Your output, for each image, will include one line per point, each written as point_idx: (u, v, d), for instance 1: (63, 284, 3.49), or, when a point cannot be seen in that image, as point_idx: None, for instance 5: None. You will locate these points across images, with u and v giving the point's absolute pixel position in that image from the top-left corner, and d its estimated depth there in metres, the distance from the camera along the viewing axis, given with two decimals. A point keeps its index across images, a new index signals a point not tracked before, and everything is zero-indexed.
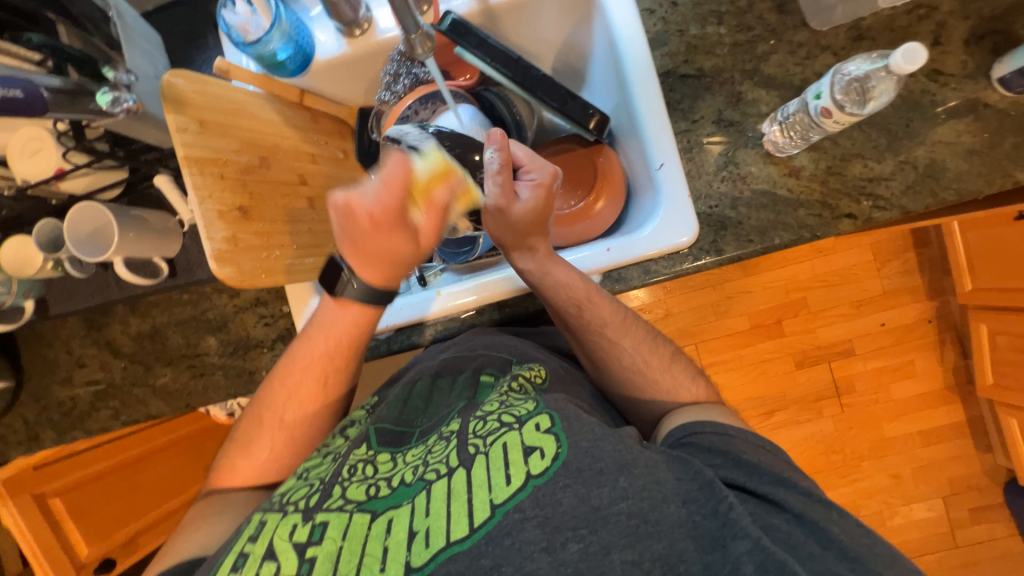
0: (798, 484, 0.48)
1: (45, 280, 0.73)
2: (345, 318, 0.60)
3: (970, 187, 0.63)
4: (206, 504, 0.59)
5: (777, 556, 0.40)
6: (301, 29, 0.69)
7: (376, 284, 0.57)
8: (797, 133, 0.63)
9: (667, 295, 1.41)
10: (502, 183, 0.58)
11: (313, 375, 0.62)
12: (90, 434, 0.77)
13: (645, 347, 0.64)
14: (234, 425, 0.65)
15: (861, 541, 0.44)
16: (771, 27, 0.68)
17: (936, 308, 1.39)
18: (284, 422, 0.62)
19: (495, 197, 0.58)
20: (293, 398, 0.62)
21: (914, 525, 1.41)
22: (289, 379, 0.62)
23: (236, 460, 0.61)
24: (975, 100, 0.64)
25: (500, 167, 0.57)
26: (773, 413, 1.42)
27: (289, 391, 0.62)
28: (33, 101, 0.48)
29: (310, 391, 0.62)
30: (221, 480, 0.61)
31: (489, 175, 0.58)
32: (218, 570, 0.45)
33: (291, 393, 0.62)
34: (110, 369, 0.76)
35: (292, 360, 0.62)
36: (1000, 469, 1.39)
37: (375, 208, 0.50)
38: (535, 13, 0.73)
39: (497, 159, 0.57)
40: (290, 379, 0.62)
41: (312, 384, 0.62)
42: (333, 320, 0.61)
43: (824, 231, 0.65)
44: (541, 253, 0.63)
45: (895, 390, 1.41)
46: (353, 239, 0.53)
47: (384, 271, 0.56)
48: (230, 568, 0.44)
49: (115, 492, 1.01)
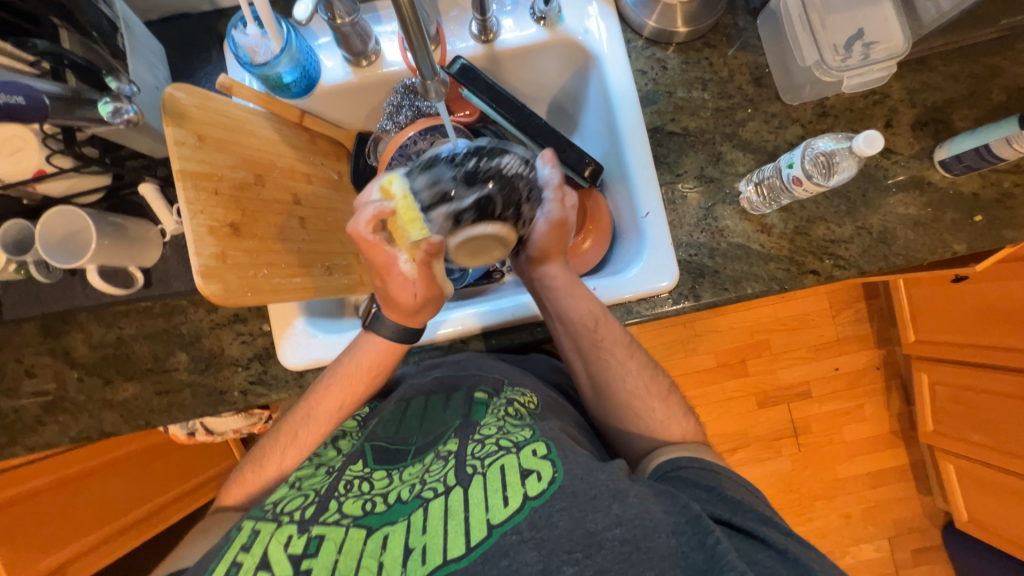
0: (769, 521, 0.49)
1: (3, 283, 0.68)
2: (372, 343, 0.63)
3: (916, 254, 0.71)
4: (211, 520, 0.58)
5: None
6: (309, 55, 0.71)
7: (404, 322, 0.62)
8: (769, 196, 0.70)
9: (641, 330, 1.45)
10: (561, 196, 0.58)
11: (333, 399, 0.63)
12: (32, 451, 0.71)
13: (648, 374, 0.65)
14: (251, 446, 0.65)
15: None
16: (749, 97, 0.74)
17: (883, 357, 1.50)
18: (297, 445, 0.62)
19: (553, 211, 0.58)
20: (310, 420, 0.62)
21: (863, 565, 1.47)
22: (314, 403, 0.62)
23: (248, 477, 0.61)
24: (920, 178, 0.72)
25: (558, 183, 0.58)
26: (737, 450, 1.47)
27: (310, 413, 0.62)
28: (35, 108, 0.46)
29: (330, 413, 0.63)
30: (231, 494, 0.60)
31: (548, 189, 0.57)
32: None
33: (309, 418, 0.62)
34: (64, 381, 0.71)
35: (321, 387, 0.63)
36: (939, 512, 1.48)
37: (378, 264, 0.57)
38: (536, 61, 0.77)
39: (557, 176, 0.57)
40: (314, 398, 0.63)
41: (330, 407, 0.63)
42: (368, 348, 0.63)
43: (791, 285, 0.71)
44: (568, 269, 0.65)
45: (847, 432, 1.49)
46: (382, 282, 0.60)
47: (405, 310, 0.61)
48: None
49: (51, 512, 0.91)
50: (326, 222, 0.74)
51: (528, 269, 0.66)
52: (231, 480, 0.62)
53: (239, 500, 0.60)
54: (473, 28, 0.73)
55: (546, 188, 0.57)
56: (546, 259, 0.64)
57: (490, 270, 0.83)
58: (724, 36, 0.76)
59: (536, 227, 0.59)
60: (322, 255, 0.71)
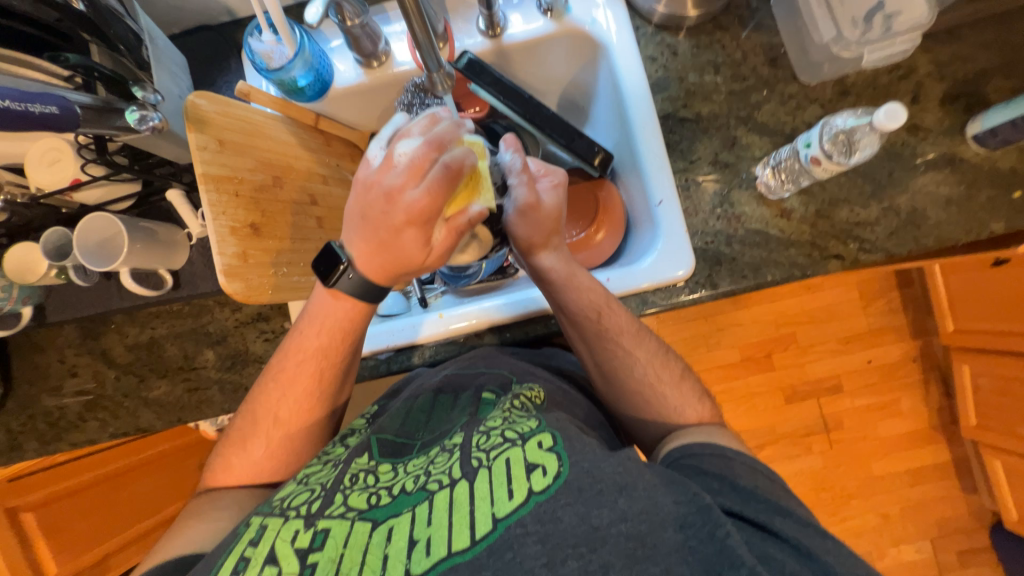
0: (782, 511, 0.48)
1: (46, 288, 0.73)
2: (338, 309, 0.58)
3: (949, 235, 0.67)
4: (203, 500, 0.58)
5: None
6: (322, 59, 0.73)
7: (373, 281, 0.54)
8: (787, 178, 0.68)
9: (660, 324, 1.43)
10: (526, 181, 0.59)
11: (310, 374, 0.60)
12: (75, 446, 0.75)
13: (659, 360, 0.63)
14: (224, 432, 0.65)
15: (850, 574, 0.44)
16: (764, 78, 0.73)
17: (920, 347, 1.43)
18: (280, 428, 0.61)
19: (521, 195, 0.58)
20: (290, 397, 0.61)
21: (903, 566, 1.40)
22: (288, 380, 0.61)
23: (236, 460, 0.61)
24: (951, 154, 0.68)
25: (521, 170, 0.60)
26: (764, 447, 1.43)
27: (286, 391, 0.61)
28: (68, 117, 0.49)
29: (307, 390, 0.61)
30: (223, 477, 0.61)
31: (513, 174, 0.60)
32: (217, 570, 0.45)
33: (289, 394, 0.61)
34: (103, 379, 0.75)
35: (287, 360, 0.61)
36: (986, 511, 1.40)
37: (409, 197, 0.46)
38: (545, 54, 0.77)
39: (518, 160, 0.59)
40: (287, 377, 0.61)
41: (309, 383, 0.60)
42: (329, 317, 0.58)
43: (813, 270, 0.68)
44: (564, 257, 0.64)
45: (882, 428, 1.43)
46: (376, 227, 0.49)
47: (381, 268, 0.52)
48: (231, 571, 0.44)
49: (92, 506, 0.96)
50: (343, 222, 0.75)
51: (522, 260, 0.65)
52: (216, 462, 0.62)
53: (242, 486, 0.60)
54: (480, 24, 0.73)
55: (510, 175, 0.59)
56: (537, 248, 0.63)
57: (504, 265, 0.84)
58: (737, 18, 0.74)
59: (508, 217, 0.60)
60: None
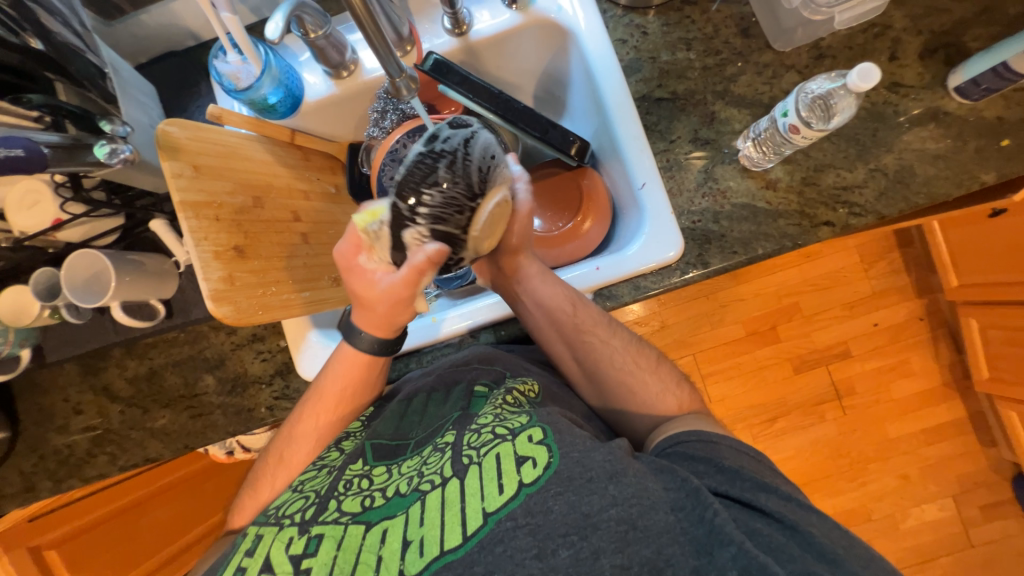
0: (780, 489, 0.48)
1: (41, 328, 0.73)
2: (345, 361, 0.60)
3: (939, 190, 0.66)
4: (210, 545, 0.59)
5: (760, 559, 0.39)
6: (291, 74, 0.72)
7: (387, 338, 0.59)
8: (770, 149, 0.66)
9: (662, 307, 1.42)
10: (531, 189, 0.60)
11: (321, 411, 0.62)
12: (87, 482, 0.76)
13: (634, 347, 0.64)
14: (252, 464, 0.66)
15: (844, 547, 0.44)
16: (738, 49, 0.71)
17: (926, 306, 1.42)
18: (284, 470, 0.62)
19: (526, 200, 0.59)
20: (294, 442, 0.62)
21: (926, 526, 1.40)
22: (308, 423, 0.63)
23: (245, 502, 0.62)
24: (935, 109, 0.67)
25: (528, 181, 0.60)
26: (776, 420, 1.42)
27: (292, 432, 0.63)
28: (34, 158, 0.49)
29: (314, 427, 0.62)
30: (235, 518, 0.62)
31: (522, 181, 0.59)
32: None
33: (292, 435, 0.63)
34: (107, 414, 0.76)
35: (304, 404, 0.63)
36: (1007, 464, 1.39)
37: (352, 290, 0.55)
38: (514, 47, 0.76)
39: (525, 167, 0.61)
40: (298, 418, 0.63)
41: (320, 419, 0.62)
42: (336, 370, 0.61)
43: (805, 239, 0.67)
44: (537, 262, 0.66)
45: (894, 389, 1.42)
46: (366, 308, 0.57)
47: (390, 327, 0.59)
48: None
49: (113, 538, 0.97)
50: (328, 236, 0.75)
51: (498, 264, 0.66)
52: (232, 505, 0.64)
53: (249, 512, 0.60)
54: (446, 22, 0.72)
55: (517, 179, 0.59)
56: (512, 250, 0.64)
57: None
58: None
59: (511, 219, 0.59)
60: (327, 267, 0.73)
